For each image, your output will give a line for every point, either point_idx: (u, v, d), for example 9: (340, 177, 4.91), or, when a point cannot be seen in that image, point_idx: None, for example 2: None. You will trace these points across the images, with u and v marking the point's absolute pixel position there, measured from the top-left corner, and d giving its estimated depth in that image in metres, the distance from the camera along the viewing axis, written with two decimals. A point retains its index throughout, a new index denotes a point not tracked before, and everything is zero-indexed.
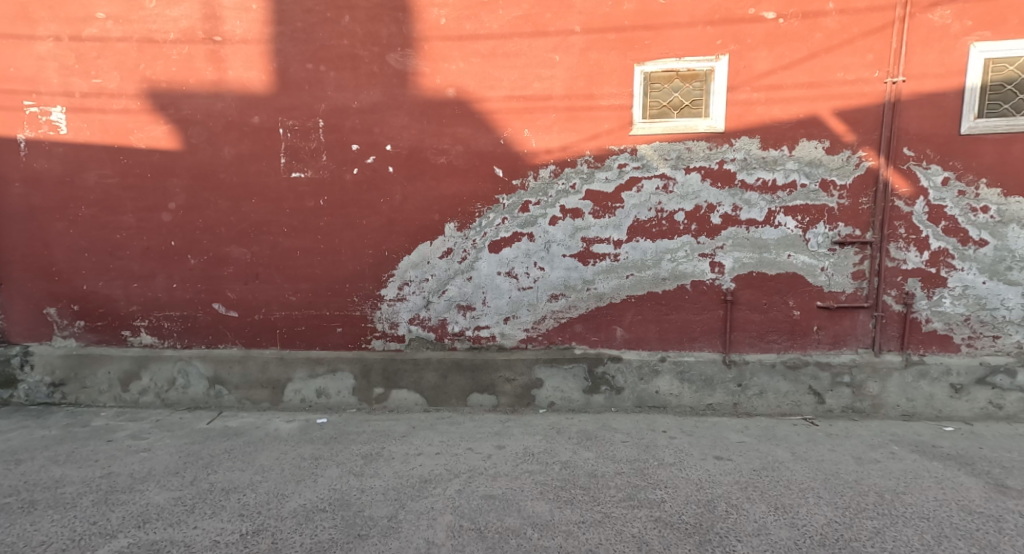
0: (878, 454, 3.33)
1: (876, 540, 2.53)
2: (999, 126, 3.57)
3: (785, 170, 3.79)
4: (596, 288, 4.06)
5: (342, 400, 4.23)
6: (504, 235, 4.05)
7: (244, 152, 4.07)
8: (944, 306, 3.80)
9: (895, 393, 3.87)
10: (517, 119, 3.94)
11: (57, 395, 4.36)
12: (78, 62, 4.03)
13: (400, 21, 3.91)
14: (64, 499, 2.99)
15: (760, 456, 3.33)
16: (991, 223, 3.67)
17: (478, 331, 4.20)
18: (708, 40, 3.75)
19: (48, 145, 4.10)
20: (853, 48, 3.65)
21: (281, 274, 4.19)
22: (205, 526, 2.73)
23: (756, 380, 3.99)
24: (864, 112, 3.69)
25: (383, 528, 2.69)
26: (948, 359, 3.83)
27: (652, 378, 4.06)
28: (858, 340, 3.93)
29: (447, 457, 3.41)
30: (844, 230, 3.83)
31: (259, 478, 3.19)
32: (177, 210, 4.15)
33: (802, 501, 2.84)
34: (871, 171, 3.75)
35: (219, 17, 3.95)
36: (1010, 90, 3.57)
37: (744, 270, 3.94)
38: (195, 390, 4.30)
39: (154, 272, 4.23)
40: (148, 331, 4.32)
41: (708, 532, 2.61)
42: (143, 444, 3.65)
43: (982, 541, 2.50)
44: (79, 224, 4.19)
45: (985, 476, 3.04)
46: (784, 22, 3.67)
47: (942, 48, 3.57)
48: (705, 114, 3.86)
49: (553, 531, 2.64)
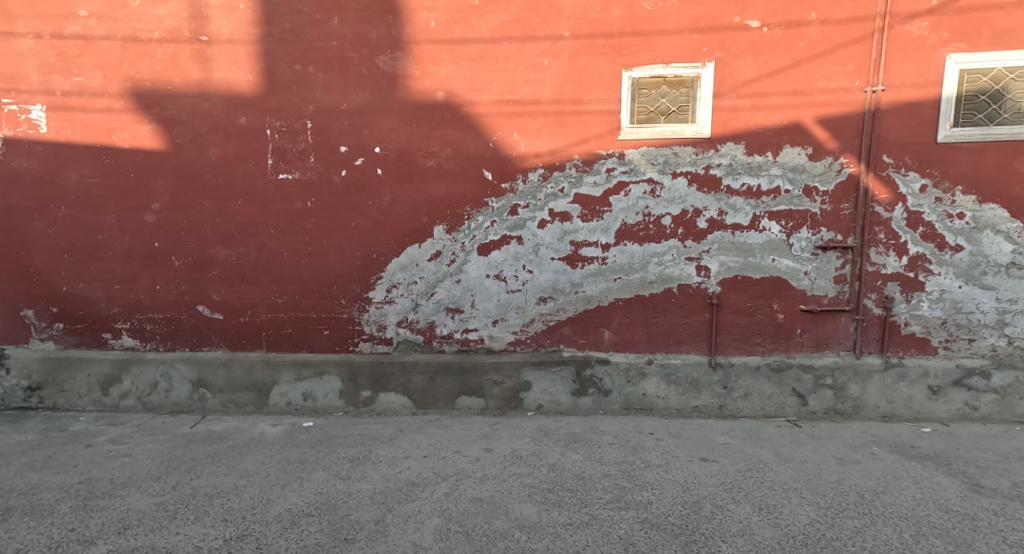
0: (858, 454, 3.40)
1: (857, 539, 2.57)
2: (974, 135, 3.67)
3: (769, 176, 3.87)
4: (584, 291, 4.09)
5: (329, 403, 4.20)
6: (493, 238, 4.06)
7: (231, 152, 4.03)
8: (922, 309, 3.90)
9: (875, 395, 3.95)
10: (506, 122, 3.96)
11: (34, 400, 4.25)
12: (60, 60, 3.96)
13: (390, 23, 3.91)
14: (40, 506, 2.92)
15: (745, 457, 3.38)
16: (966, 229, 3.77)
17: (467, 333, 4.20)
18: (695, 47, 3.81)
19: (27, 144, 4.02)
20: (834, 57, 3.73)
21: (268, 275, 4.15)
22: (188, 532, 2.68)
23: (741, 382, 4.05)
24: (845, 120, 3.78)
25: (370, 532, 2.67)
26: (926, 361, 3.92)
27: (639, 380, 4.10)
28: (840, 342, 4.01)
29: (435, 460, 3.40)
30: (826, 234, 3.91)
31: (244, 483, 3.15)
32: (160, 211, 4.09)
33: (786, 501, 2.89)
34: (852, 178, 3.83)
35: (206, 17, 3.92)
36: (984, 100, 3.68)
37: (729, 274, 4.00)
38: (178, 394, 4.23)
39: (137, 274, 4.16)
40: (129, 333, 4.24)
41: (695, 533, 2.64)
42: (124, 449, 3.58)
43: (957, 539, 2.56)
44: (58, 225, 4.11)
45: (961, 476, 3.11)
46: (768, 31, 3.74)
47: (919, 59, 3.67)
48: (691, 119, 3.91)
49: (540, 533, 2.65)
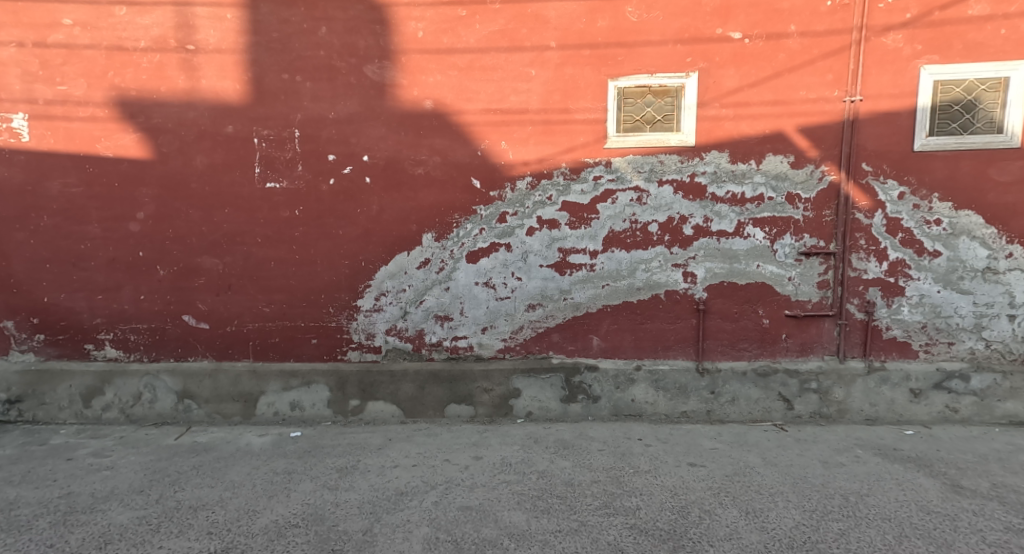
0: (843, 457, 3.45)
1: (842, 541, 2.61)
2: (948, 144, 3.78)
3: (753, 184, 3.94)
4: (573, 298, 4.11)
5: (317, 413, 4.17)
6: (482, 245, 4.08)
7: (218, 161, 4.01)
8: (902, 314, 3.98)
9: (859, 398, 4.01)
10: (494, 131, 4.00)
11: (12, 413, 4.16)
12: (43, 68, 3.93)
13: (378, 33, 3.94)
14: (18, 522, 2.85)
15: (732, 462, 3.41)
16: (944, 235, 3.87)
17: (456, 341, 4.19)
18: (679, 58, 3.89)
19: (8, 153, 3.97)
20: (814, 68, 3.83)
21: (255, 284, 4.12)
22: (171, 546, 2.63)
23: (728, 387, 4.09)
24: (825, 129, 3.87)
25: (358, 543, 2.65)
26: (907, 365, 4.00)
27: (627, 386, 4.13)
28: (824, 347, 4.07)
29: (424, 468, 3.38)
30: (809, 240, 3.98)
31: (229, 495, 3.10)
32: (146, 220, 4.05)
33: (772, 504, 2.92)
34: (833, 186, 3.92)
35: (193, 26, 3.91)
36: (958, 110, 3.80)
37: (715, 279, 4.05)
38: (162, 405, 4.17)
39: (120, 283, 4.11)
40: (112, 344, 4.18)
41: (682, 538, 2.66)
42: (106, 462, 3.51)
43: (939, 539, 2.61)
44: (39, 235, 4.05)
45: (942, 478, 3.17)
46: (750, 42, 3.83)
47: (895, 70, 3.78)
48: (676, 128, 3.98)
49: (530, 541, 2.64)
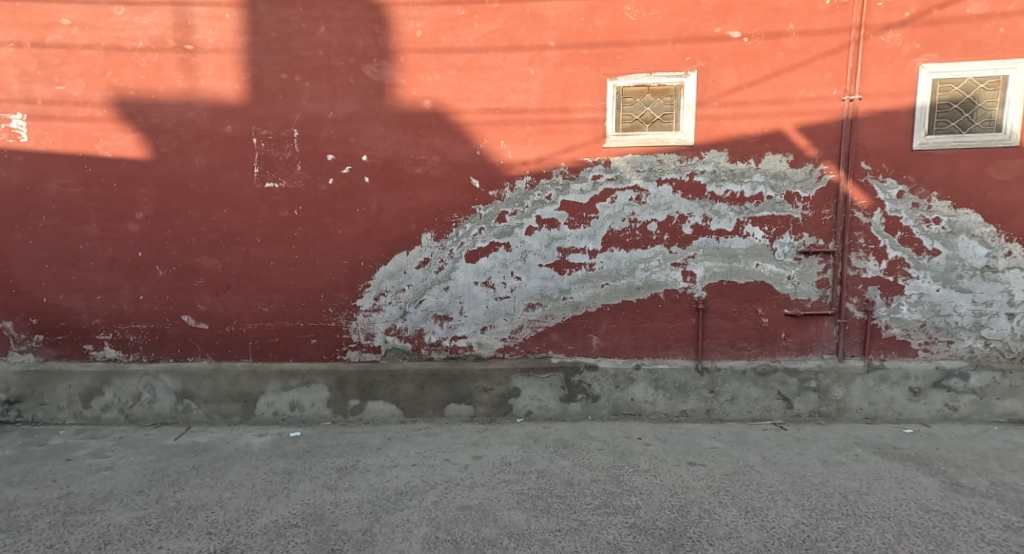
0: (843, 456, 3.45)
1: (841, 539, 2.61)
2: (947, 142, 3.79)
3: (752, 183, 3.94)
4: (572, 297, 4.11)
5: (317, 413, 4.17)
6: (481, 244, 4.08)
7: (217, 161, 4.01)
8: (902, 312, 3.98)
9: (858, 397, 4.02)
10: (493, 130, 4.00)
11: (12, 414, 4.16)
12: (41, 68, 3.92)
13: (376, 33, 3.93)
14: (17, 523, 2.84)
15: (731, 461, 3.42)
16: (943, 233, 3.87)
17: (455, 340, 4.19)
18: (678, 57, 3.89)
19: (6, 153, 3.96)
20: (813, 67, 3.83)
21: (254, 284, 4.12)
22: (170, 546, 2.63)
23: (728, 386, 4.09)
24: (824, 128, 3.87)
25: (357, 542, 2.65)
26: (906, 364, 4.00)
27: (627, 386, 4.13)
28: (823, 346, 4.08)
29: (423, 468, 3.38)
30: (809, 239, 3.98)
31: (229, 495, 3.10)
32: (145, 220, 4.05)
33: (771, 503, 2.92)
34: (833, 185, 3.92)
35: (191, 25, 3.91)
36: (957, 108, 3.80)
37: (714, 279, 4.05)
38: (162, 405, 4.17)
39: (119, 284, 4.10)
40: (112, 344, 4.18)
41: (682, 537, 2.66)
42: (105, 462, 3.51)
43: (937, 537, 2.61)
44: (38, 235, 4.04)
45: (941, 476, 3.17)
46: (749, 41, 3.83)
47: (894, 68, 3.78)
48: (675, 127, 3.98)
49: (529, 540, 2.65)
